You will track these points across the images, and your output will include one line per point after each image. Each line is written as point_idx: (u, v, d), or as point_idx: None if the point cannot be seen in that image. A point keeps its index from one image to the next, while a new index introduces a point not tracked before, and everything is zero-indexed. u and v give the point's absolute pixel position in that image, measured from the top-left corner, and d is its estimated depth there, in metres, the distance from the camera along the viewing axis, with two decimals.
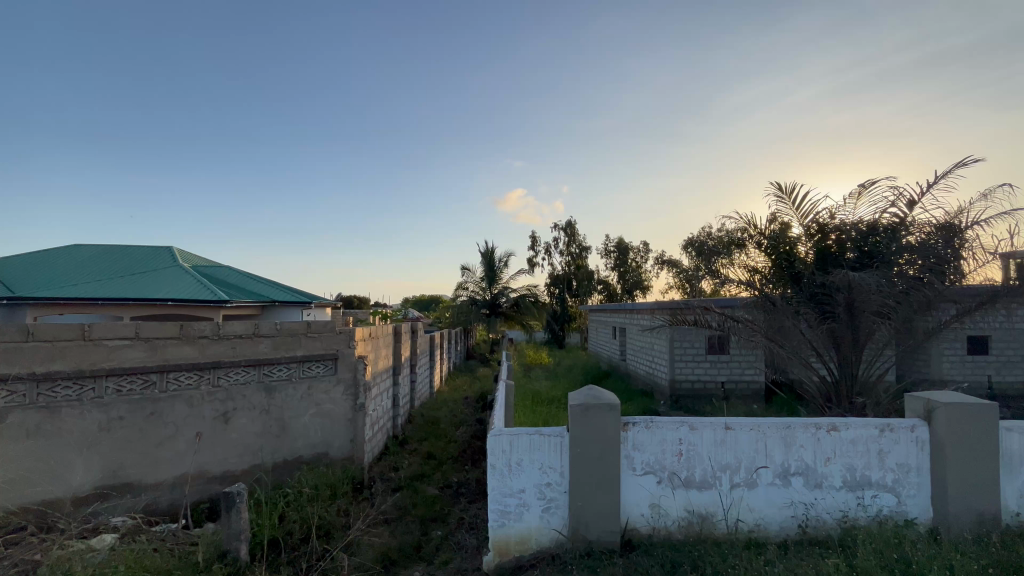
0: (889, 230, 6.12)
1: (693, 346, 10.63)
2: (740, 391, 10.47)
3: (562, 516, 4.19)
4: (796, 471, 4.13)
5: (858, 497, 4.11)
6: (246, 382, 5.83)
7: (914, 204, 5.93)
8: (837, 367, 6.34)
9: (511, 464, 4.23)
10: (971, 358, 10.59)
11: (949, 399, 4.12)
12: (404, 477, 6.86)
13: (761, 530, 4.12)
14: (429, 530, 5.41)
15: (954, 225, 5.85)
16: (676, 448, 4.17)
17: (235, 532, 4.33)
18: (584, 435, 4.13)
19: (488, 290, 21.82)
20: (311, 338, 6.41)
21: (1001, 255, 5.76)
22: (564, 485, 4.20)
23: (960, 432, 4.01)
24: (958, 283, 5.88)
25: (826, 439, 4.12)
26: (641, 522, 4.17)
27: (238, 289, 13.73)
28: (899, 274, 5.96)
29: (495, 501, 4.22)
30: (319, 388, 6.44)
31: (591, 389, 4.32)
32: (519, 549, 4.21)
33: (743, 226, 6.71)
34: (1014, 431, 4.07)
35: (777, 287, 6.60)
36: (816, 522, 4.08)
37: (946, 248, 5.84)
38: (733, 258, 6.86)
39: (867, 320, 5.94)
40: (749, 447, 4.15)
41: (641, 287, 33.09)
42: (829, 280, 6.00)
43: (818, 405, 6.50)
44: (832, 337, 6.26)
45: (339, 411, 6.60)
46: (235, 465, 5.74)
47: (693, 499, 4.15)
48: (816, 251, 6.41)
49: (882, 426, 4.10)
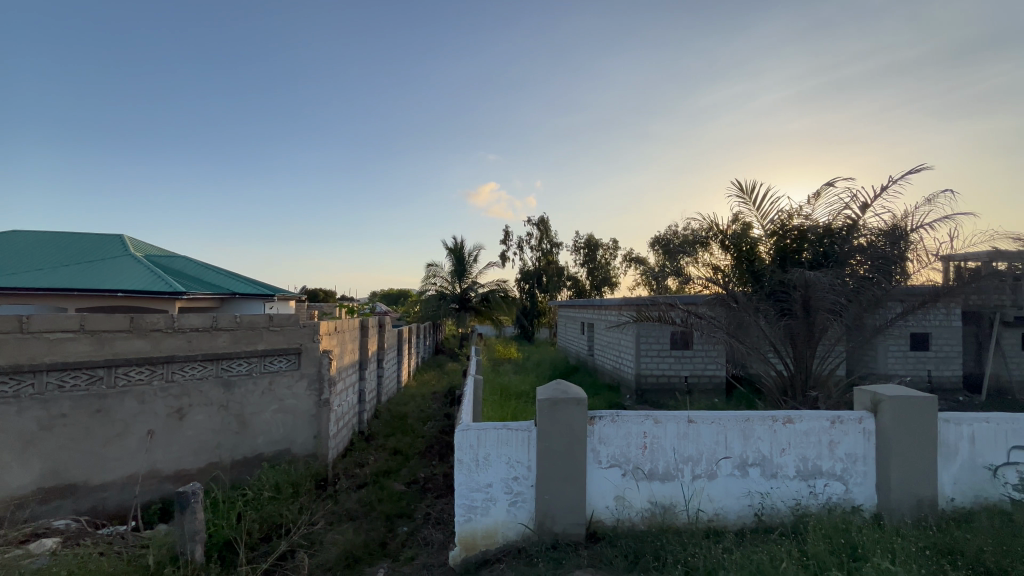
0: (843, 232, 6.40)
1: (658, 341, 10.89)
2: (702, 384, 10.81)
3: (528, 510, 4.22)
4: (753, 462, 4.29)
5: (809, 485, 4.31)
6: (204, 377, 5.61)
7: (866, 208, 6.22)
8: (793, 362, 6.59)
9: (478, 459, 4.22)
10: (913, 354, 11.32)
11: (893, 391, 4.37)
12: (369, 473, 6.76)
13: (719, 519, 4.27)
14: (394, 527, 5.34)
15: (903, 228, 6.17)
16: (640, 440, 4.26)
17: (189, 533, 4.15)
18: (551, 429, 4.17)
19: (455, 285, 21.66)
20: (273, 332, 6.20)
21: (942, 258, 6.14)
22: (531, 478, 4.22)
23: (903, 425, 4.25)
24: (902, 282, 6.25)
25: (782, 431, 4.30)
26: (605, 514, 4.24)
27: (194, 281, 13.07)
28: (851, 274, 6.28)
29: (462, 495, 4.21)
30: (281, 383, 6.25)
31: (559, 383, 4.37)
32: (484, 543, 4.21)
33: (708, 226, 6.99)
34: (952, 422, 4.34)
35: (738, 284, 6.82)
36: (771, 510, 4.25)
37: (894, 249, 6.17)
38: (698, 257, 7.09)
39: (822, 316, 6.20)
40: (710, 439, 4.28)
41: (609, 284, 33.41)
42: (787, 279, 6.26)
43: (775, 398, 6.76)
44: (788, 333, 6.51)
45: (302, 407, 6.42)
46: (191, 464, 5.50)
47: (656, 490, 4.26)
48: (775, 251, 6.70)
49: (832, 418, 4.32)
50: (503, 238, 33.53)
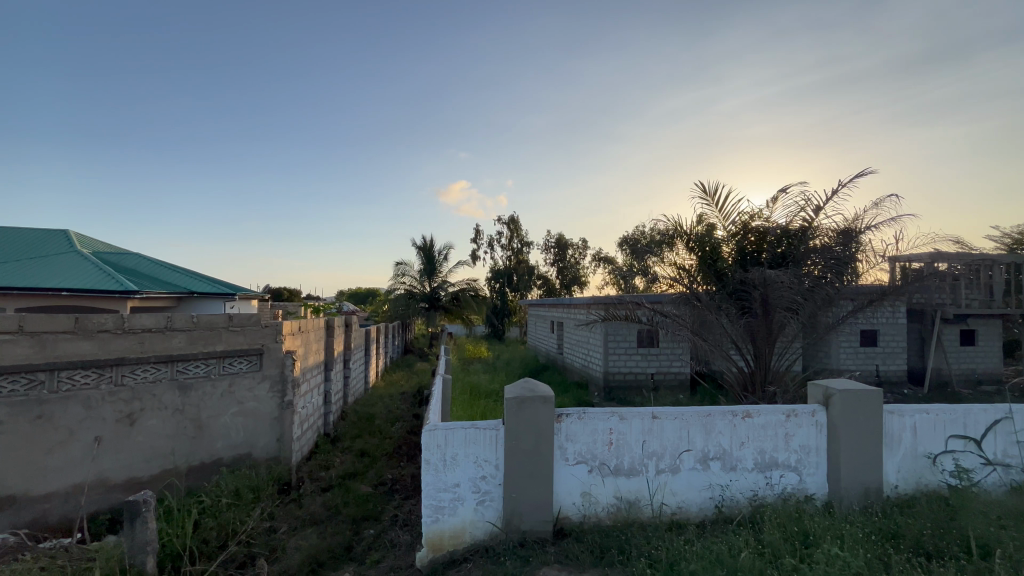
0: (799, 234, 6.69)
1: (625, 339, 11.09)
2: (668, 381, 11.09)
3: (495, 509, 4.22)
4: (714, 456, 4.43)
5: (766, 477, 4.48)
6: (157, 380, 5.36)
7: (819, 210, 6.53)
8: (753, 359, 6.83)
9: (446, 459, 4.20)
10: (863, 350, 11.93)
11: (843, 385, 4.59)
12: (335, 476, 6.61)
13: (682, 512, 4.38)
14: (361, 529, 5.25)
15: (854, 230, 6.51)
16: (606, 437, 4.33)
17: (140, 544, 3.95)
18: (519, 427, 4.18)
19: (424, 283, 21.44)
20: (233, 332, 5.98)
21: (888, 258, 6.50)
22: (499, 477, 4.23)
23: (852, 417, 4.48)
24: (853, 281, 6.57)
25: (741, 425, 4.46)
26: (572, 510, 4.29)
27: (148, 280, 12.45)
28: (807, 274, 6.56)
29: (429, 496, 4.18)
30: (242, 385, 6.03)
31: (527, 381, 4.39)
32: (452, 544, 4.19)
33: (674, 226, 7.18)
34: (895, 414, 4.59)
35: (702, 283, 7.03)
36: (731, 502, 4.40)
37: (846, 250, 6.49)
38: (664, 256, 7.27)
39: (779, 314, 6.46)
40: (673, 435, 4.39)
41: (579, 283, 33.72)
42: (748, 278, 6.49)
43: (736, 393, 6.98)
44: (749, 330, 6.74)
45: (264, 409, 6.22)
46: (143, 471, 5.25)
47: (621, 485, 4.34)
48: (736, 251, 6.94)
49: (787, 412, 4.51)
50: (474, 237, 33.41)
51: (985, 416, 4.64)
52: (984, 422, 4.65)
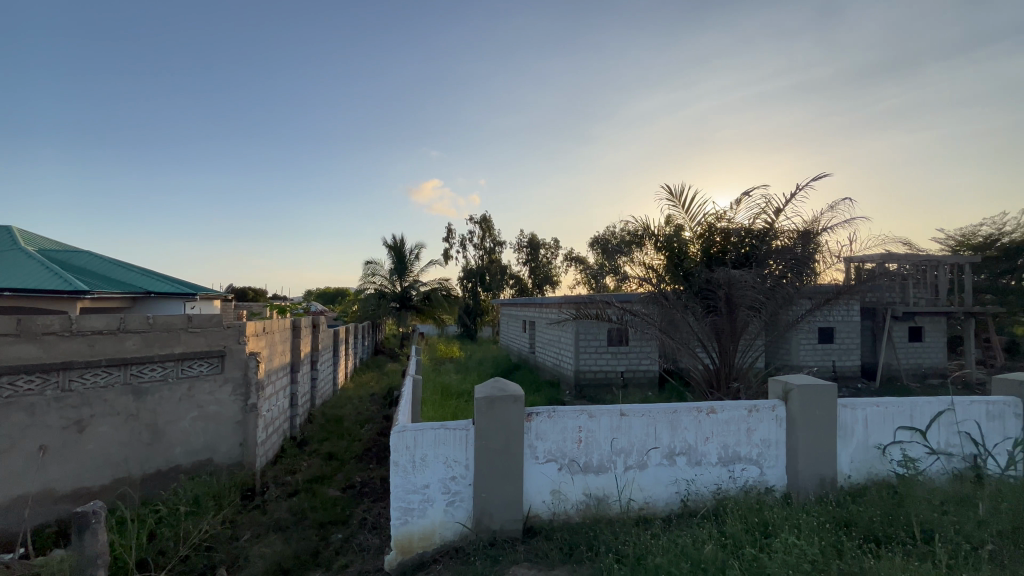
0: (761, 235, 6.93)
1: (596, 338, 11.23)
2: (637, 378, 11.30)
3: (466, 509, 4.21)
4: (680, 451, 4.54)
5: (728, 471, 4.62)
6: (109, 385, 5.10)
7: (780, 213, 6.77)
8: (718, 356, 7.02)
9: (415, 460, 4.15)
10: (820, 346, 12.46)
11: (801, 381, 4.78)
12: (302, 480, 6.45)
13: (649, 507, 4.47)
14: (328, 534, 5.14)
15: (812, 232, 6.79)
16: (576, 435, 4.38)
17: (91, 557, 3.74)
18: (489, 427, 4.18)
19: (395, 283, 21.15)
20: (192, 334, 5.75)
21: (844, 259, 6.80)
22: (469, 477, 4.21)
23: (810, 411, 4.67)
24: (811, 281, 6.84)
25: (705, 421, 4.58)
26: (542, 508, 4.32)
27: (100, 279, 11.82)
28: (769, 274, 6.79)
29: (398, 498, 4.13)
30: (201, 389, 5.81)
31: (497, 380, 4.38)
32: (421, 546, 4.15)
33: (643, 227, 7.33)
34: (849, 407, 4.81)
35: (670, 283, 7.20)
36: (696, 496, 4.51)
37: (805, 251, 6.76)
38: (633, 256, 7.40)
39: (743, 313, 6.66)
40: (641, 431, 4.47)
41: (551, 283, 33.90)
42: (713, 278, 6.68)
43: (702, 390, 7.17)
44: (714, 328, 6.94)
45: (226, 413, 6.00)
46: (93, 481, 4.99)
47: (591, 482, 4.39)
48: (703, 251, 7.14)
49: (749, 407, 4.67)
50: (446, 236, 33.17)
51: (929, 408, 4.92)
52: (929, 414, 4.93)
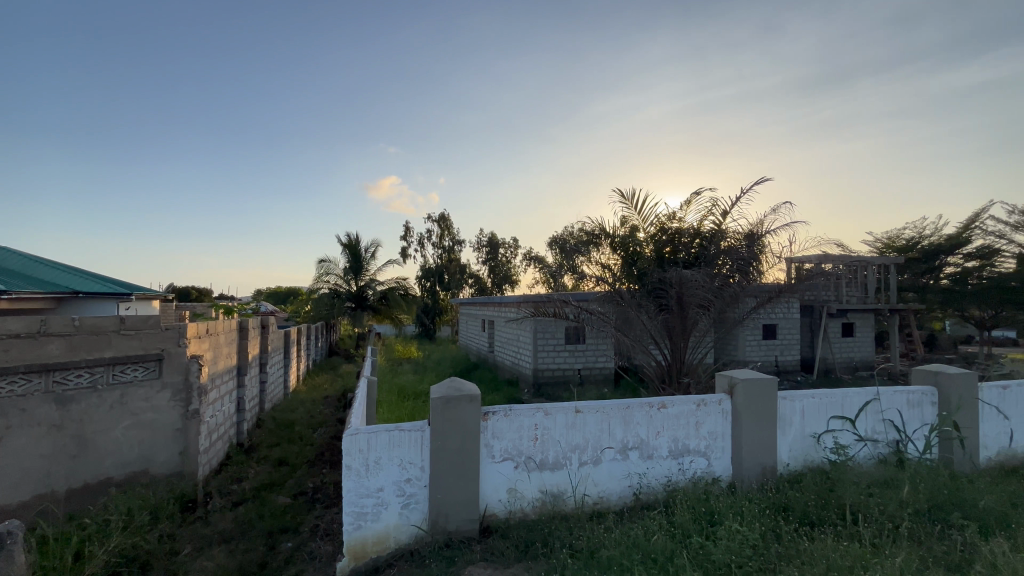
0: (710, 236, 7.24)
1: (554, 336, 11.36)
2: (593, 375, 11.53)
3: (421, 511, 4.15)
4: (632, 446, 4.66)
5: (678, 463, 4.79)
6: (28, 393, 4.74)
7: (727, 215, 7.09)
8: (670, 352, 7.26)
9: (368, 463, 4.06)
10: (764, 342, 13.15)
11: (745, 375, 5.02)
12: (249, 488, 6.16)
13: (603, 501, 4.57)
14: (277, 543, 4.94)
15: (756, 233, 7.14)
16: (532, 433, 4.41)
17: None
18: (445, 428, 4.14)
19: (350, 282, 20.58)
20: (125, 337, 5.37)
21: (786, 259, 7.19)
22: (424, 479, 4.16)
23: (753, 404, 4.92)
24: (756, 279, 7.18)
25: (657, 415, 4.73)
26: (498, 507, 4.32)
27: (20, 279, 10.84)
28: (717, 273, 7.09)
29: (351, 503, 4.03)
30: (136, 395, 5.43)
31: (453, 380, 4.35)
32: (375, 551, 4.06)
33: (599, 227, 7.50)
34: (787, 399, 5.10)
35: (625, 282, 7.39)
36: (647, 489, 4.65)
37: (750, 251, 7.10)
38: (590, 255, 7.56)
39: (693, 311, 6.92)
40: (595, 427, 4.57)
41: (510, 282, 33.93)
42: (665, 277, 6.91)
43: (655, 385, 7.38)
44: (666, 326, 7.17)
45: (164, 421, 5.62)
46: (9, 498, 4.61)
47: (546, 479, 4.44)
48: (656, 251, 7.39)
49: (697, 401, 4.86)
50: (403, 234, 32.56)
51: (858, 399, 5.29)
52: (859, 404, 5.30)
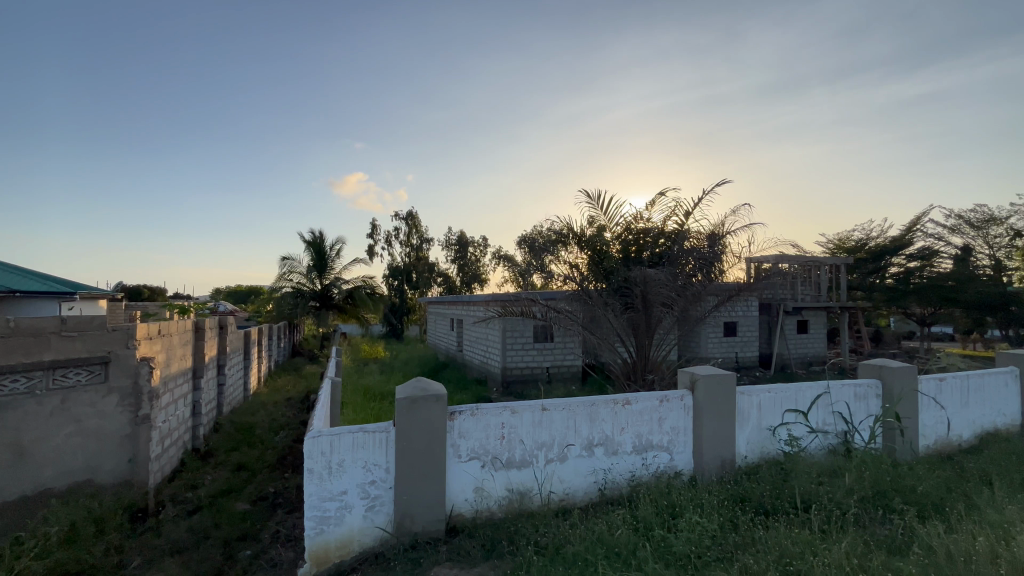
0: (674, 236, 7.43)
1: (522, 335, 11.41)
2: (561, 373, 11.66)
3: (386, 513, 4.09)
4: (598, 442, 4.74)
5: (642, 458, 4.90)
6: None
7: (689, 216, 7.29)
8: (635, 350, 7.40)
9: (331, 466, 3.97)
10: (725, 339, 13.62)
11: (705, 371, 5.18)
12: (205, 495, 5.92)
13: (568, 498, 4.62)
14: (235, 552, 4.76)
15: (717, 234, 7.38)
16: (499, 431, 4.42)
17: None
18: (411, 428, 4.09)
19: (314, 281, 20.06)
20: (67, 339, 5.06)
21: (745, 258, 7.45)
22: (389, 480, 4.10)
23: (713, 399, 5.08)
24: (718, 278, 7.41)
25: (621, 412, 4.83)
26: (465, 507, 4.31)
27: None
28: (680, 272, 7.27)
29: (313, 507, 3.92)
30: (79, 401, 5.13)
31: (419, 380, 4.30)
32: (338, 555, 3.98)
33: (567, 227, 7.58)
34: (745, 394, 5.29)
35: (592, 281, 7.49)
36: (612, 484, 4.73)
37: (712, 251, 7.31)
38: (559, 255, 7.63)
39: (657, 309, 7.08)
40: (561, 425, 4.61)
41: (479, 281, 33.85)
42: (631, 276, 7.04)
43: (621, 382, 7.52)
44: (631, 324, 7.30)
45: (111, 427, 5.32)
46: None
47: (513, 478, 4.45)
48: (622, 251, 7.52)
49: (660, 397, 4.99)
50: (370, 231, 31.96)
51: (810, 393, 5.55)
52: (810, 397, 5.56)
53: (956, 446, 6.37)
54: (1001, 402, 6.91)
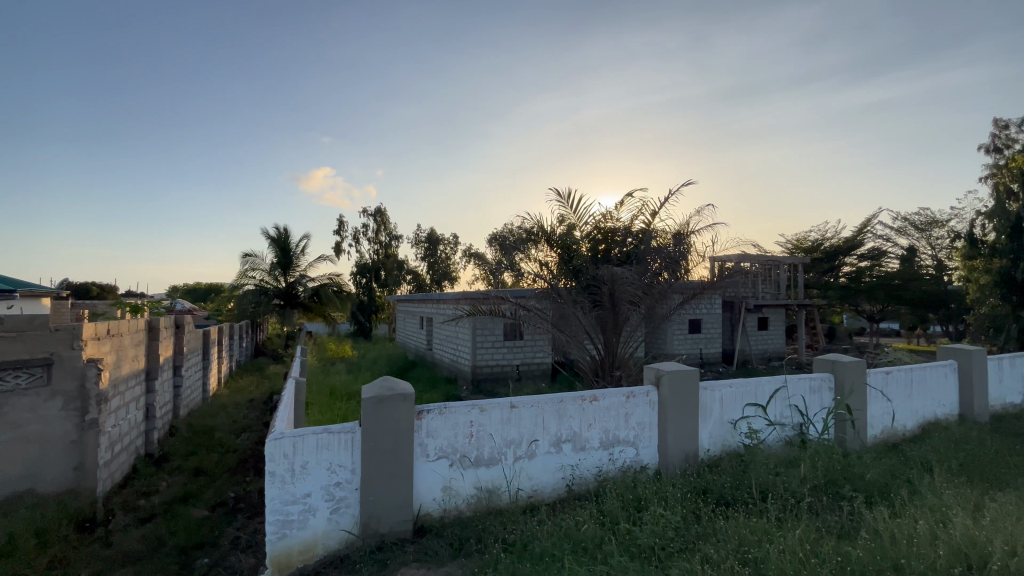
0: (641, 235, 7.57)
1: (493, 333, 11.40)
2: (531, 371, 11.72)
3: (352, 515, 4.02)
4: (566, 438, 4.78)
5: (609, 453, 4.98)
6: None
7: (655, 215, 7.45)
8: (603, 347, 7.51)
9: (294, 469, 3.86)
10: (690, 336, 14.00)
11: (670, 367, 5.31)
12: (160, 502, 5.66)
13: (537, 494, 4.65)
14: (192, 560, 4.58)
15: (682, 233, 7.57)
16: (467, 430, 4.40)
17: None
18: (377, 428, 4.03)
19: (279, 278, 19.48)
20: (4, 340, 4.78)
21: (709, 257, 7.66)
22: (355, 482, 4.02)
23: (678, 394, 5.22)
24: (683, 276, 7.59)
25: (589, 408, 4.89)
26: (433, 506, 4.27)
27: None
28: (647, 271, 7.42)
29: (275, 511, 3.81)
30: (18, 405, 4.85)
31: (386, 379, 4.23)
32: (301, 560, 3.87)
33: (537, 225, 7.62)
34: (708, 389, 5.45)
35: (562, 279, 7.55)
36: (579, 480, 4.79)
37: (677, 250, 7.49)
38: (529, 253, 7.66)
39: (625, 307, 7.20)
40: (530, 422, 4.63)
41: (449, 278, 33.62)
42: (599, 274, 7.14)
43: (590, 379, 7.61)
44: (599, 322, 7.40)
45: (54, 433, 5.02)
46: None
47: (481, 476, 4.45)
48: (591, 249, 7.62)
49: (627, 393, 5.08)
50: (337, 228, 31.22)
51: (768, 387, 5.77)
52: (769, 391, 5.78)
53: (901, 436, 6.75)
54: (941, 393, 7.37)
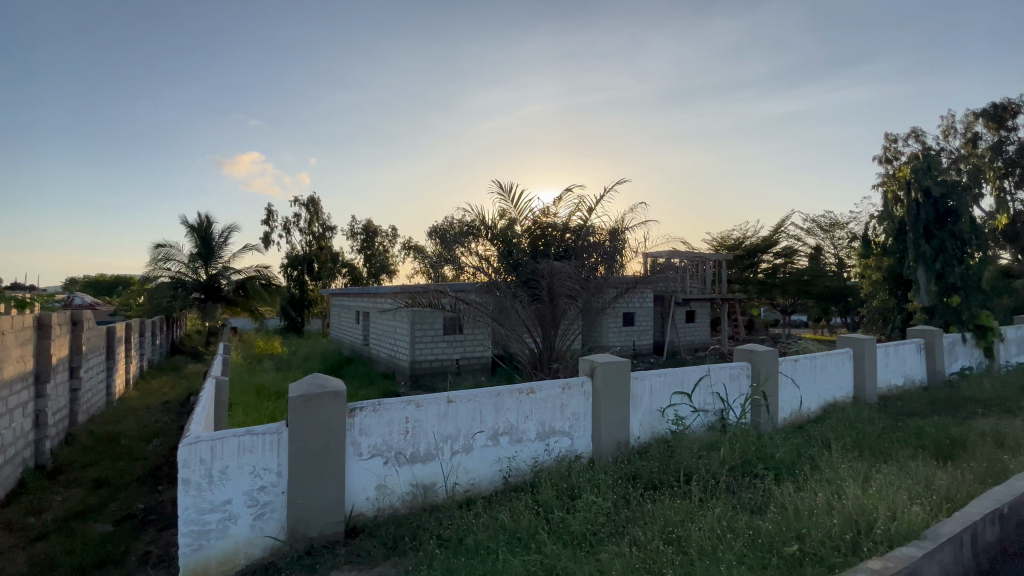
0: (579, 231, 7.76)
1: (432, 327, 11.25)
2: (470, 364, 11.69)
3: (278, 520, 3.81)
4: (503, 431, 4.82)
5: (545, 444, 5.08)
6: None
7: (592, 212, 7.65)
8: (542, 340, 7.62)
9: (213, 474, 3.60)
10: (624, 329, 14.59)
11: (604, 358, 5.50)
12: (53, 519, 5.07)
13: (473, 488, 4.65)
14: None
15: (617, 230, 7.83)
16: (402, 427, 4.31)
17: None
18: (306, 427, 3.84)
19: (199, 271, 18.01)
20: None
21: (641, 253, 8.00)
22: (281, 485, 3.82)
23: (611, 384, 5.42)
24: (617, 271, 7.86)
25: (526, 401, 4.95)
26: (366, 506, 4.16)
27: None
28: (584, 265, 7.62)
29: (189, 521, 3.53)
30: None
31: (315, 377, 4.04)
32: (220, 570, 3.63)
33: (477, 219, 7.58)
34: (639, 379, 5.71)
35: (501, 273, 7.57)
36: (516, 471, 4.85)
37: (613, 246, 7.75)
38: (469, 246, 7.62)
39: (562, 300, 7.35)
40: (467, 416, 4.62)
41: (388, 272, 32.72)
42: (538, 268, 7.23)
43: (529, 371, 7.71)
44: (538, 315, 7.51)
45: None
46: None
47: (417, 473, 4.38)
48: (531, 244, 7.69)
49: (563, 385, 5.20)
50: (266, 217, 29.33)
51: (693, 375, 6.13)
52: (693, 379, 6.14)
53: (806, 418, 7.43)
54: (840, 378, 8.19)
